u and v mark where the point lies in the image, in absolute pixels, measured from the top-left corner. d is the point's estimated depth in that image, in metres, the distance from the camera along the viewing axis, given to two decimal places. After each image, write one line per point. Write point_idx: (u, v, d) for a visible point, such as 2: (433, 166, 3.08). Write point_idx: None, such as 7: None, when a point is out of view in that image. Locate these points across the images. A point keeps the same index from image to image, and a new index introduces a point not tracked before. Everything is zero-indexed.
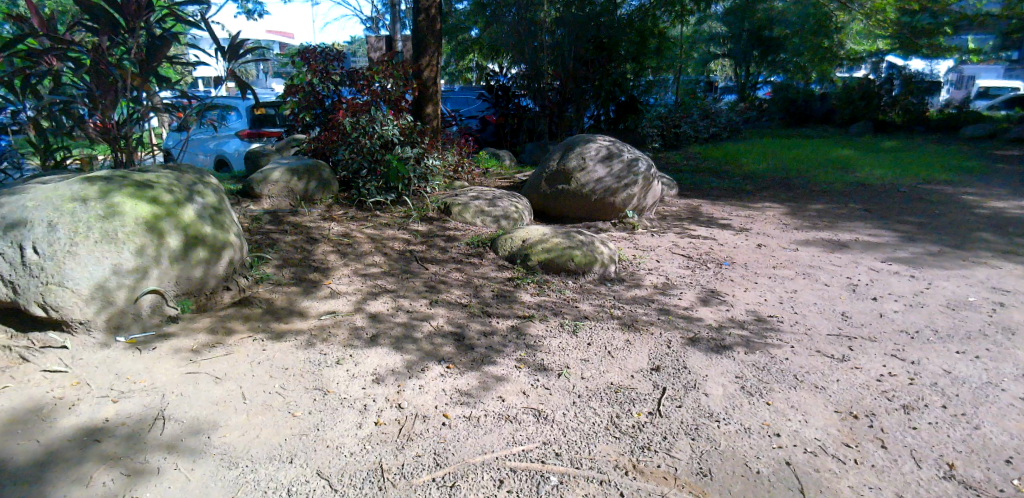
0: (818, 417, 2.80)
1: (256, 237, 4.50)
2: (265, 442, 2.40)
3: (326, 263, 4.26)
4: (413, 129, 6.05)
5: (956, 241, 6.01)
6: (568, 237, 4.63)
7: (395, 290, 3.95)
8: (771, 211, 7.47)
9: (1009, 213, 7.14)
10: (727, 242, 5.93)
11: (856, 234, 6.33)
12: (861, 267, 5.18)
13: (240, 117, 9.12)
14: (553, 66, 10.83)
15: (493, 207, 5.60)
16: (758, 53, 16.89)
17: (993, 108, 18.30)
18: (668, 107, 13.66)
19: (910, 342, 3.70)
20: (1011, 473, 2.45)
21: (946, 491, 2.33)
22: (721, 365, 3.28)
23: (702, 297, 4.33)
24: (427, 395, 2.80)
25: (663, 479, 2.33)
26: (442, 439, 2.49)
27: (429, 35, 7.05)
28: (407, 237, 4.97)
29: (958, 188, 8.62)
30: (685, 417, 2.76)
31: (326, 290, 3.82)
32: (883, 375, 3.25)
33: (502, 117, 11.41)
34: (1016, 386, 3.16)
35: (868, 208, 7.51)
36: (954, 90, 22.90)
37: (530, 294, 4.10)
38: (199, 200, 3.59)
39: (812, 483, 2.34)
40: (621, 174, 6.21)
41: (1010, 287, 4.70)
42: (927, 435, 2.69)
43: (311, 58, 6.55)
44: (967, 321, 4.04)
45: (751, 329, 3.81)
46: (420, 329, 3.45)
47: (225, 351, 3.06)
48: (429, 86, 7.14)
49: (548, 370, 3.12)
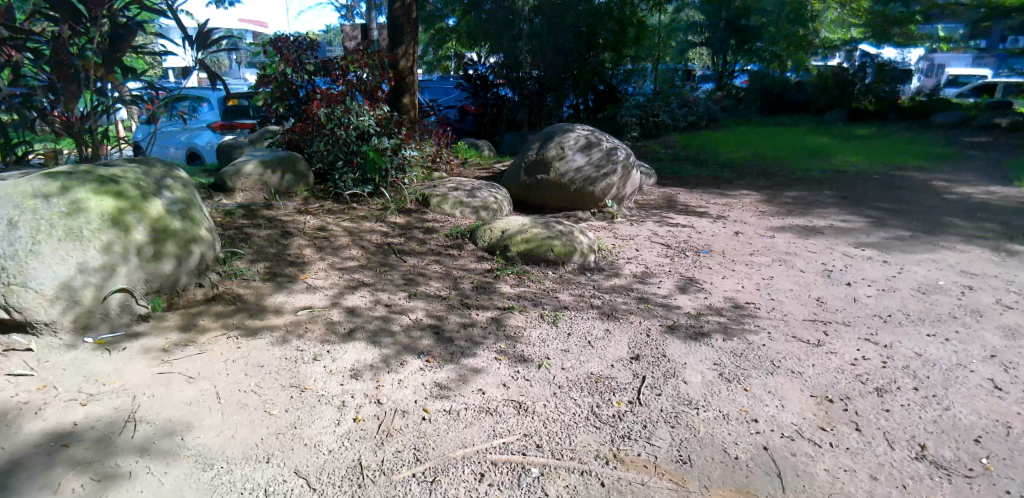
0: (794, 402, 2.85)
1: (229, 232, 4.41)
2: (240, 441, 2.36)
3: (302, 257, 4.19)
4: (391, 120, 5.97)
5: (927, 226, 6.16)
6: (547, 227, 4.62)
7: (373, 284, 3.90)
8: (747, 198, 7.56)
9: (977, 198, 7.33)
10: (705, 230, 5.97)
11: (830, 220, 6.43)
12: (835, 253, 5.26)
13: (212, 109, 9.03)
14: (531, 55, 10.78)
15: (472, 198, 5.56)
16: (736, 42, 16.67)
17: (961, 96, 18.86)
18: (646, 95, 13.68)
19: (883, 326, 3.78)
20: (980, 452, 2.52)
21: (919, 472, 2.38)
22: (700, 352, 3.31)
23: (681, 285, 4.36)
24: (407, 390, 2.77)
25: (643, 467, 2.34)
26: (422, 434, 2.47)
27: (406, 23, 6.94)
28: (385, 230, 4.91)
29: (929, 174, 8.80)
30: (665, 405, 2.78)
31: (302, 285, 3.77)
32: (857, 359, 3.31)
33: (482, 106, 11.18)
34: (984, 367, 3.25)
35: (842, 195, 7.63)
36: (929, 77, 23.14)
37: (509, 285, 4.09)
38: (168, 195, 3.50)
39: (789, 467, 2.38)
40: (600, 163, 6.21)
41: (979, 271, 4.82)
42: (900, 417, 2.75)
43: (283, 47, 6.43)
44: (938, 305, 4.13)
45: (728, 315, 3.86)
46: (399, 322, 3.42)
47: (198, 350, 2.98)
48: (406, 75, 7.05)
49: (529, 361, 3.12)
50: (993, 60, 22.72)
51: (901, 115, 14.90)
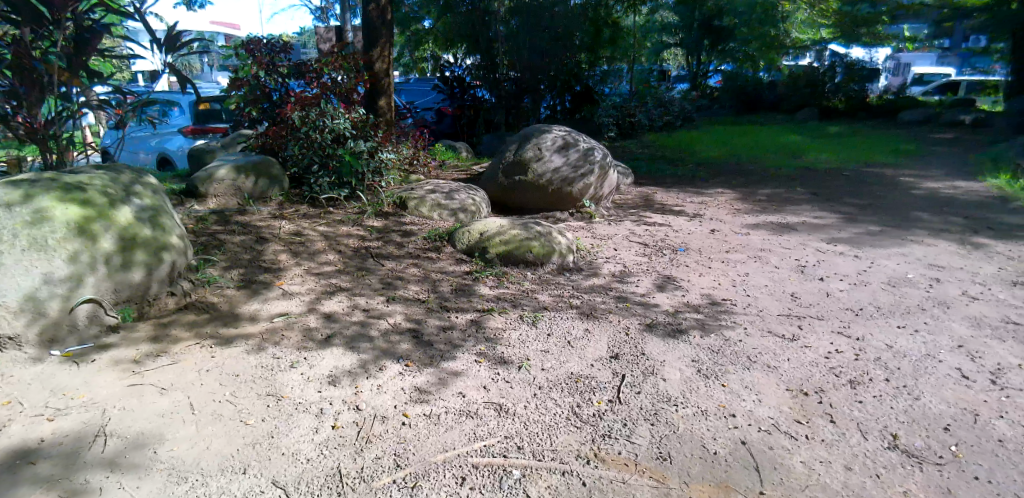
0: (771, 397, 2.89)
1: (201, 239, 4.33)
2: (215, 452, 2.31)
3: (277, 263, 4.13)
4: (367, 123, 5.91)
5: (896, 221, 6.31)
6: (525, 228, 4.62)
7: (350, 289, 3.86)
8: (722, 196, 7.66)
9: (943, 193, 7.54)
10: (681, 228, 6.04)
11: (803, 216, 6.55)
12: (808, 249, 5.36)
13: (183, 113, 8.91)
14: (508, 57, 10.83)
15: (449, 201, 5.54)
16: (710, 42, 16.62)
17: (927, 94, 19.39)
18: (623, 96, 13.79)
19: (855, 319, 3.86)
20: (949, 440, 2.59)
21: (891, 461, 2.44)
22: (678, 350, 3.34)
23: (659, 283, 4.40)
24: (386, 395, 2.75)
25: (624, 466, 2.36)
26: (402, 439, 2.45)
27: (381, 26, 6.91)
28: (362, 234, 4.86)
29: (897, 170, 9.02)
30: (645, 403, 2.80)
31: (277, 291, 3.71)
32: (830, 353, 3.38)
33: (459, 108, 11.11)
34: (951, 357, 3.34)
35: (813, 192, 7.78)
36: (895, 75, 23.79)
37: (488, 287, 4.08)
38: (137, 202, 3.43)
39: (766, 460, 2.41)
40: (577, 163, 6.24)
41: (945, 264, 4.95)
42: (872, 408, 2.81)
43: (255, 49, 6.29)
44: (907, 297, 4.24)
45: (705, 312, 3.91)
46: (377, 327, 3.39)
47: (170, 360, 2.92)
48: (382, 78, 6.99)
49: (509, 363, 3.12)
50: (956, 58, 23.40)
51: (869, 113, 15.29)
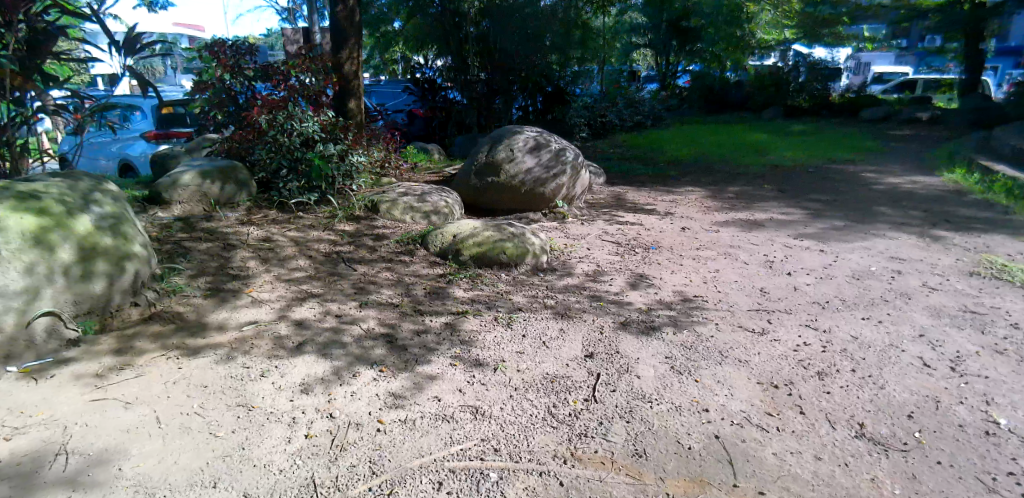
0: (742, 390, 2.95)
1: (166, 247, 4.22)
2: (184, 467, 2.25)
3: (245, 270, 4.04)
4: (336, 125, 5.80)
5: (859, 215, 6.49)
6: (499, 229, 4.62)
7: (322, 294, 3.81)
8: (693, 194, 7.78)
9: (903, 187, 7.79)
10: (653, 226, 6.12)
11: (770, 213, 6.70)
12: (776, 245, 5.48)
13: (145, 117, 8.61)
14: (479, 59, 10.94)
15: (422, 203, 5.50)
16: (677, 43, 17.15)
17: (886, 92, 19.98)
18: (593, 96, 13.90)
19: (822, 312, 3.96)
20: (913, 427, 2.67)
21: (859, 450, 2.50)
22: (652, 346, 3.38)
23: (632, 282, 4.44)
24: (360, 402, 2.72)
25: (601, 464, 2.37)
26: (378, 447, 2.42)
27: (349, 27, 6.82)
28: (333, 238, 4.80)
29: (859, 166, 9.29)
30: (620, 401, 2.82)
31: (246, 299, 3.63)
32: (799, 345, 3.46)
33: (430, 110, 11.10)
34: (913, 346, 3.45)
35: (780, 189, 7.96)
36: (855, 75, 24.49)
37: (463, 290, 4.06)
38: (97, 210, 3.32)
39: (739, 453, 2.46)
40: (550, 164, 6.26)
41: (906, 256, 5.11)
42: (840, 399, 2.89)
43: (219, 52, 6.18)
44: (871, 289, 4.36)
45: (677, 309, 3.97)
46: (349, 333, 3.35)
47: (135, 373, 2.84)
48: (351, 80, 6.91)
49: (484, 365, 3.11)
50: (913, 57, 24.19)
51: (831, 112, 15.78)
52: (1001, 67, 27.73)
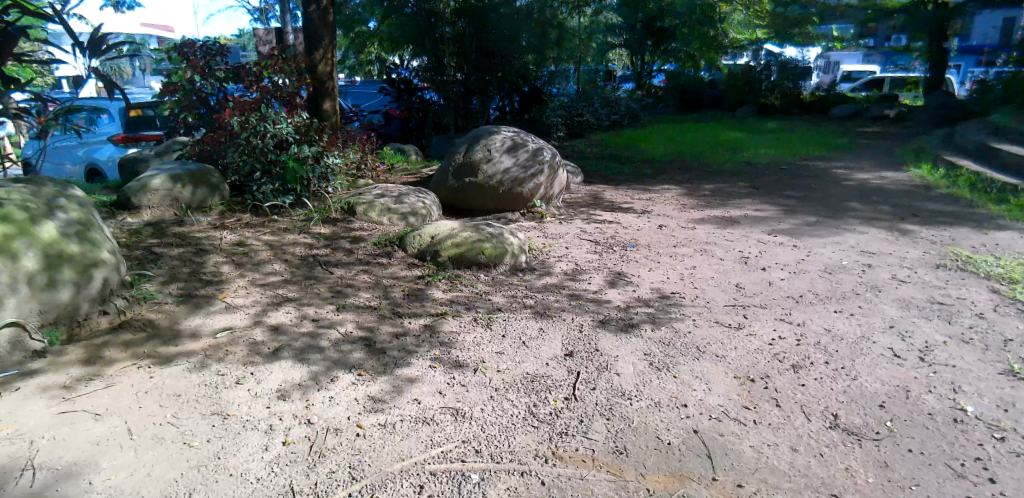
0: (720, 385, 2.99)
1: (136, 253, 4.12)
2: (157, 478, 2.19)
3: (219, 275, 3.97)
4: (311, 127, 5.72)
5: (830, 211, 6.63)
6: (477, 230, 4.61)
7: (299, 298, 3.76)
8: (669, 192, 7.87)
9: (872, 183, 7.97)
10: (631, 224, 6.17)
11: (745, 209, 6.80)
12: (751, 241, 5.57)
13: (113, 120, 8.37)
14: (455, 58, 10.81)
15: (399, 204, 5.46)
16: (653, 42, 17.36)
17: (855, 90, 20.41)
18: (570, 96, 13.96)
19: (796, 306, 4.04)
20: (885, 416, 2.74)
21: (833, 440, 2.56)
22: (631, 344, 3.41)
23: (610, 280, 4.47)
24: (339, 407, 2.69)
25: (582, 462, 2.39)
26: (357, 451, 2.40)
27: (323, 27, 6.73)
28: (309, 241, 4.74)
29: (830, 163, 9.49)
30: (600, 399, 2.84)
31: (220, 305, 3.57)
32: (774, 339, 3.52)
33: (407, 110, 11.10)
34: (884, 337, 3.54)
35: (754, 186, 8.09)
36: (825, 74, 24.99)
37: (441, 291, 4.05)
38: (62, 216, 3.24)
39: (717, 447, 2.49)
40: (527, 163, 6.26)
41: (876, 250, 5.24)
42: (814, 390, 2.94)
43: (189, 53, 6.05)
44: (843, 283, 4.46)
45: (655, 306, 4.00)
46: (327, 337, 3.30)
47: (105, 383, 2.77)
48: (326, 81, 6.83)
49: (464, 366, 3.10)
50: (880, 56, 24.76)
51: (802, 110, 16.11)
52: (963, 65, 28.59)
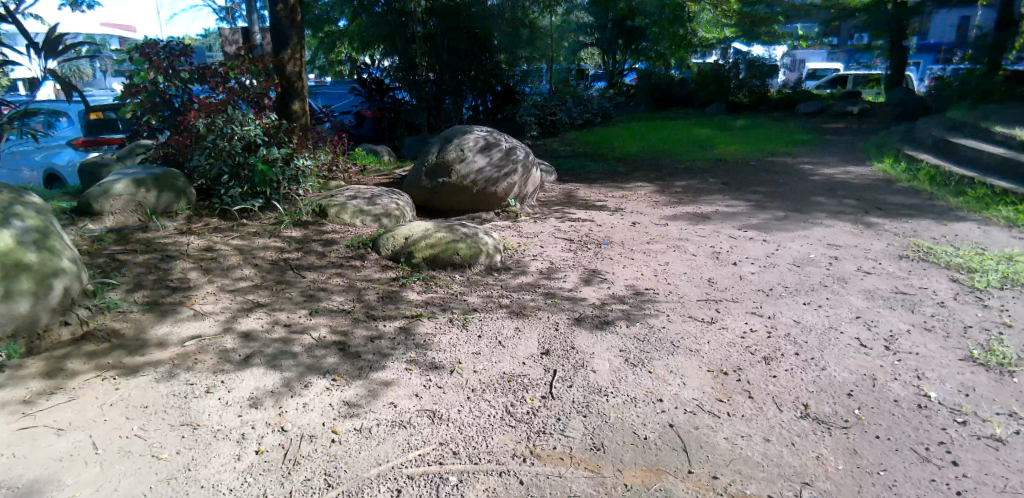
0: (694, 379, 3.03)
1: (99, 261, 4.00)
2: (124, 493, 2.13)
3: (186, 282, 3.87)
4: (280, 129, 5.69)
5: (798, 206, 6.78)
6: (451, 230, 4.59)
7: (270, 304, 3.69)
8: (642, 190, 7.94)
9: (837, 178, 8.17)
10: (604, 222, 6.21)
11: (716, 205, 6.90)
12: (722, 236, 5.66)
13: (72, 124, 8.18)
14: (428, 58, 10.70)
15: (372, 206, 5.41)
16: (623, 41, 17.44)
17: (820, 87, 20.90)
18: (543, 95, 13.99)
19: (766, 299, 4.12)
20: (853, 404, 2.81)
21: (804, 429, 2.61)
22: (606, 340, 3.44)
23: (585, 277, 4.50)
24: (313, 413, 2.65)
25: (560, 460, 2.39)
26: (333, 458, 2.36)
27: (291, 27, 6.60)
28: (280, 245, 4.66)
29: (797, 158, 9.70)
30: (577, 396, 2.85)
31: (189, 312, 3.48)
32: (746, 332, 3.59)
33: (379, 111, 10.88)
34: (851, 328, 3.64)
35: (724, 182, 8.21)
36: (791, 72, 25.51)
37: (416, 292, 4.02)
38: (18, 224, 3.12)
39: (692, 440, 2.52)
40: (500, 163, 6.26)
41: (842, 243, 5.37)
42: (785, 381, 3.01)
43: (151, 54, 5.89)
44: (811, 276, 4.57)
45: (629, 302, 4.04)
46: (300, 342, 3.25)
47: (67, 397, 2.68)
48: (294, 81, 6.72)
49: (440, 368, 3.08)
50: (843, 54, 25.36)
51: (770, 106, 16.43)
52: (922, 62, 29.47)
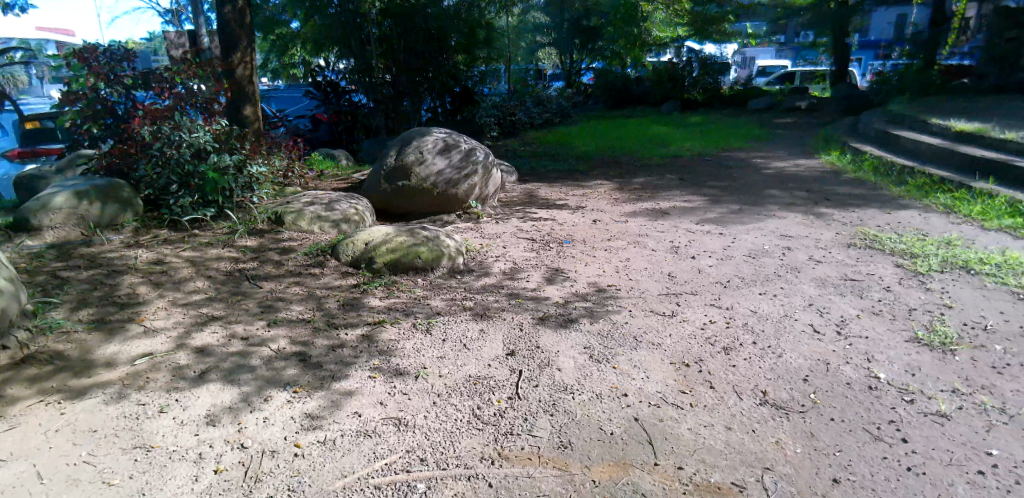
0: (657, 372, 3.08)
1: (39, 279, 3.80)
2: None
3: (135, 297, 3.72)
4: (231, 135, 5.51)
5: (752, 199, 6.97)
6: (412, 234, 4.54)
7: (225, 316, 3.58)
8: (601, 188, 8.04)
9: (788, 171, 8.45)
10: (566, 221, 6.26)
11: (673, 201, 7.04)
12: (680, 231, 5.78)
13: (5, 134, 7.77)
14: (383, 59, 10.54)
15: (330, 212, 5.31)
16: (579, 41, 17.68)
17: (769, 83, 21.59)
18: (501, 95, 14.01)
19: (725, 290, 4.22)
20: (809, 389, 2.91)
21: (764, 415, 2.69)
22: (571, 338, 3.46)
23: (548, 277, 4.52)
24: (274, 428, 2.58)
25: (529, 460, 2.40)
26: (296, 472, 2.31)
27: (239, 30, 6.41)
28: (235, 255, 4.53)
29: (750, 153, 9.98)
30: (543, 395, 2.87)
31: (139, 329, 3.34)
32: (705, 324, 3.67)
33: (335, 114, 10.90)
34: (804, 315, 3.77)
35: (681, 177, 8.39)
36: (742, 69, 26.24)
37: (378, 298, 3.97)
38: None
39: (657, 433, 2.57)
40: (460, 165, 6.24)
41: (794, 233, 5.55)
42: (744, 370, 3.09)
43: (91, 59, 5.63)
44: (765, 266, 4.71)
45: (592, 299, 4.08)
46: (258, 355, 3.17)
47: (8, 425, 2.54)
48: (245, 85, 6.54)
49: (405, 374, 3.05)
50: (791, 50, 26.21)
51: (723, 104, 17.07)
52: (863, 58, 30.74)
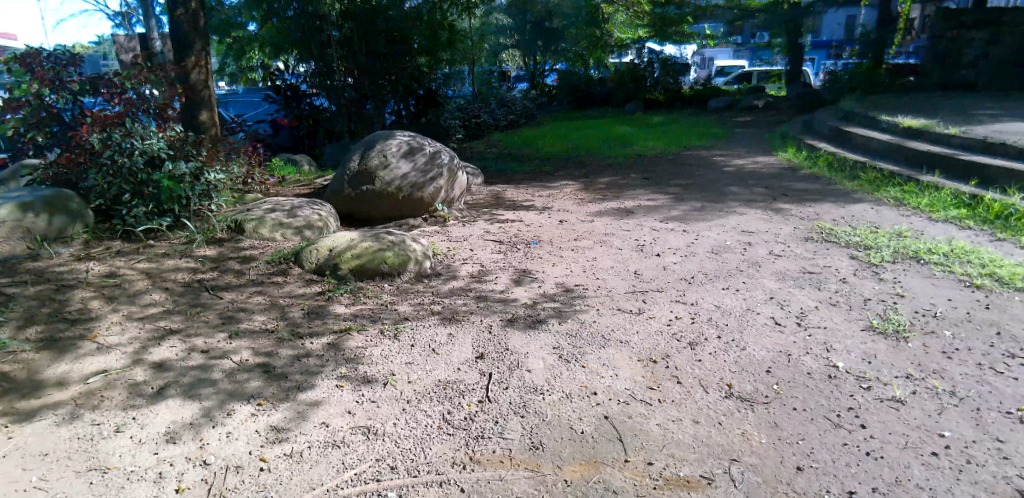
0: (625, 369, 3.12)
1: None
2: None
3: (87, 313, 3.57)
4: (186, 141, 5.35)
5: (713, 196, 7.12)
6: (377, 239, 4.49)
7: (184, 329, 3.47)
8: (567, 188, 8.09)
9: (747, 168, 8.67)
10: (532, 222, 6.28)
11: (638, 200, 7.14)
12: (645, 229, 5.86)
13: None
14: (344, 62, 10.39)
15: (293, 218, 5.21)
16: (542, 42, 17.95)
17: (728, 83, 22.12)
18: (465, 97, 13.97)
19: (689, 287, 4.30)
20: (772, 380, 2.99)
21: (729, 408, 2.75)
22: (540, 339, 3.47)
23: (515, 278, 4.53)
24: (238, 442, 2.51)
25: (500, 463, 2.40)
26: (262, 487, 2.25)
27: (193, 33, 6.24)
28: (193, 265, 4.40)
29: (710, 151, 10.20)
30: (513, 397, 2.87)
31: (91, 346, 3.21)
32: (671, 320, 3.73)
33: (296, 118, 10.77)
34: (766, 308, 3.87)
35: (645, 177, 8.51)
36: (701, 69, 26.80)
37: (344, 305, 3.91)
38: None
39: (627, 429, 2.60)
40: (425, 168, 6.20)
41: (754, 229, 5.69)
42: (710, 364, 3.15)
43: (34, 64, 5.39)
44: (728, 261, 4.81)
45: (560, 299, 4.11)
46: (220, 368, 3.08)
47: None
48: (200, 90, 6.36)
49: (373, 381, 3.01)
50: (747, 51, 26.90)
51: (684, 103, 17.26)
52: (816, 58, 31.74)
